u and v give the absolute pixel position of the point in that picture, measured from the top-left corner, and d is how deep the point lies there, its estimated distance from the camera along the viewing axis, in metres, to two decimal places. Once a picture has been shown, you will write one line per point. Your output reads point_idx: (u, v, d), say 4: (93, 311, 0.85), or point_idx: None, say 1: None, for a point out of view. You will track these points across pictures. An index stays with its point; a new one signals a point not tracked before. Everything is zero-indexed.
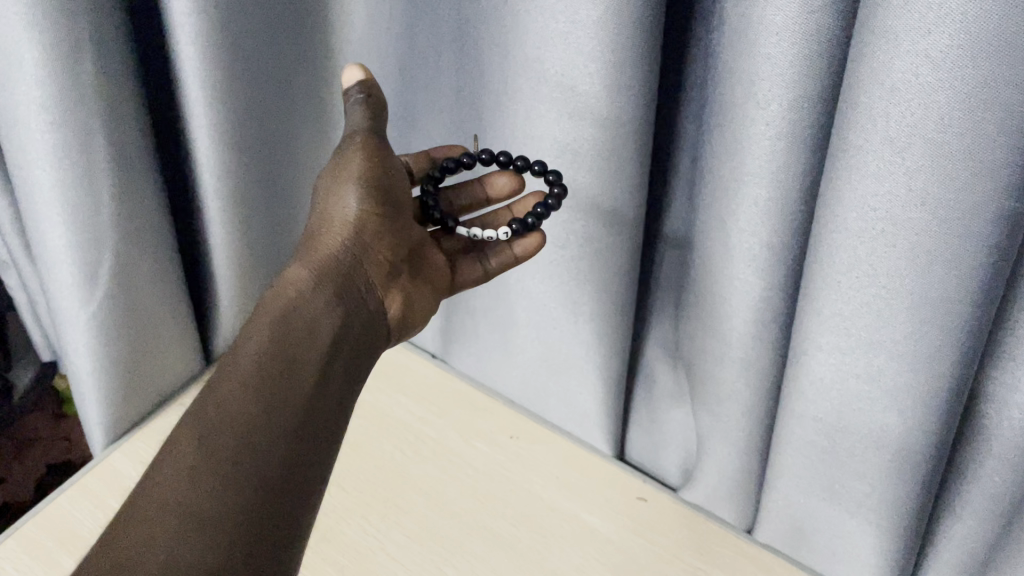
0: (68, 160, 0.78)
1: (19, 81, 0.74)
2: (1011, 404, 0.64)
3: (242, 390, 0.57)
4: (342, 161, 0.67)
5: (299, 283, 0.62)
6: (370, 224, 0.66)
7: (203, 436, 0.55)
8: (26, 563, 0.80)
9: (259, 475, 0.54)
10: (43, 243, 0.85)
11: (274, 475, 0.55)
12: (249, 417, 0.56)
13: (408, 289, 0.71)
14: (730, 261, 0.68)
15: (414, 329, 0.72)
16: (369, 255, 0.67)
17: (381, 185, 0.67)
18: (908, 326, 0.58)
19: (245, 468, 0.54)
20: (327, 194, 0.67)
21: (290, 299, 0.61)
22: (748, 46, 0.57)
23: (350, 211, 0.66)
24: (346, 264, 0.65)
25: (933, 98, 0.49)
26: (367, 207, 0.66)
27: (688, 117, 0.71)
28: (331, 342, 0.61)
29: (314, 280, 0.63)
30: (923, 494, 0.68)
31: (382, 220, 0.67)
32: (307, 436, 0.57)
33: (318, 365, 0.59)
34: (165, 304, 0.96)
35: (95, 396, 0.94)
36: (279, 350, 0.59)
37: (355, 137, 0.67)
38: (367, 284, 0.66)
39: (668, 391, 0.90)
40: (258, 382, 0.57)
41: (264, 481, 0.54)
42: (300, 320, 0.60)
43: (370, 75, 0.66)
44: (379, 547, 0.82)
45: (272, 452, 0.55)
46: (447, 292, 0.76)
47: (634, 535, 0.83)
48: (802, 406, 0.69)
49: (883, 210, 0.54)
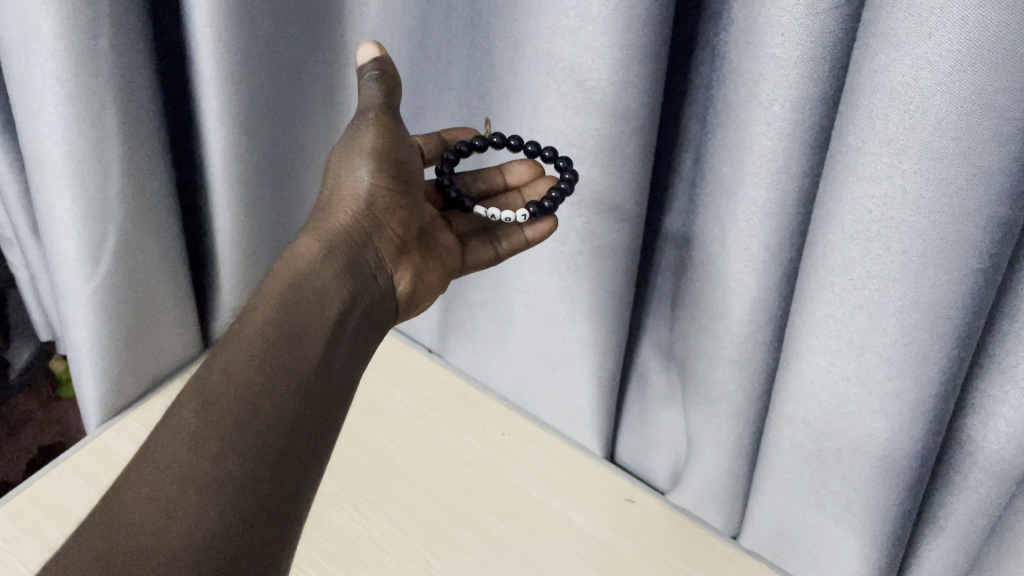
0: (80, 132, 0.80)
1: (36, 52, 0.75)
2: (998, 416, 0.65)
3: (246, 360, 0.57)
4: (355, 136, 0.67)
5: (308, 255, 0.63)
6: (381, 199, 0.67)
7: (206, 402, 0.56)
8: (17, 535, 0.80)
9: (258, 445, 0.55)
10: (49, 215, 0.86)
11: (275, 446, 0.55)
12: (251, 388, 0.56)
13: (418, 266, 0.71)
14: (727, 261, 0.69)
15: (421, 307, 0.73)
16: (377, 233, 0.67)
17: (394, 161, 0.67)
18: (899, 329, 0.59)
19: (247, 437, 0.55)
20: (340, 170, 0.68)
21: (299, 269, 0.62)
22: (754, 47, 0.58)
23: (362, 185, 0.66)
24: (356, 239, 0.66)
25: (930, 102, 0.50)
26: (380, 180, 0.67)
27: (693, 117, 0.72)
28: (338, 315, 0.61)
29: (323, 252, 0.64)
30: (907, 502, 0.69)
31: (394, 196, 0.68)
32: (307, 409, 0.57)
33: (325, 337, 0.60)
34: (167, 283, 0.97)
35: (91, 372, 0.95)
36: (285, 322, 0.59)
37: (368, 114, 0.66)
38: (375, 260, 0.67)
39: (661, 392, 0.90)
40: (259, 353, 0.58)
41: (263, 451, 0.55)
42: (307, 291, 0.61)
43: (386, 53, 0.67)
44: (367, 535, 0.83)
45: (272, 424, 0.56)
46: (456, 274, 0.76)
47: (622, 535, 0.84)
48: (791, 409, 0.69)
49: (878, 211, 0.55)
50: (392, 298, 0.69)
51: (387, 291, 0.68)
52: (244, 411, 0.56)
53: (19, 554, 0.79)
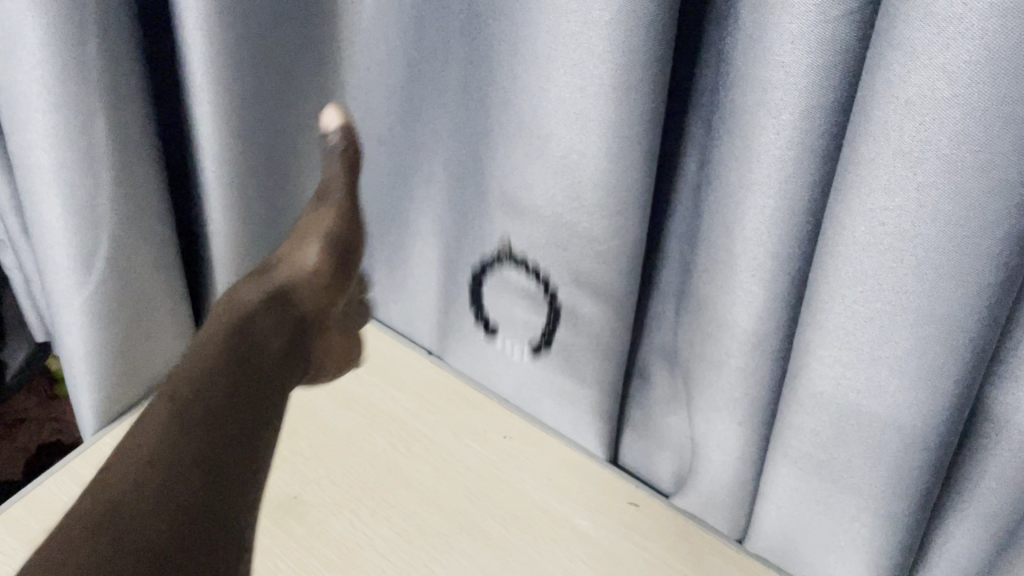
0: (69, 140, 0.78)
1: (22, 59, 0.74)
2: (1012, 425, 0.63)
3: (195, 373, 0.56)
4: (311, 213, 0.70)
5: (241, 293, 0.63)
6: (354, 233, 0.70)
7: (177, 414, 0.55)
8: (14, 547, 0.80)
9: (196, 455, 0.53)
10: (39, 223, 0.84)
11: (228, 470, 0.54)
12: (204, 398, 0.55)
13: (342, 338, 0.73)
14: (733, 268, 0.67)
15: (331, 368, 0.74)
16: (319, 284, 0.67)
17: (354, 202, 0.70)
18: (912, 342, 0.57)
19: (207, 457, 0.53)
20: (288, 243, 0.69)
21: (235, 301, 0.62)
22: (762, 52, 0.56)
23: (338, 215, 0.69)
24: (336, 267, 0.68)
25: (948, 113, 0.48)
26: (351, 216, 0.70)
27: (698, 121, 0.70)
28: (291, 342, 0.63)
29: (309, 271, 0.66)
30: (918, 511, 0.67)
31: (360, 236, 0.71)
32: (242, 426, 0.56)
33: (268, 375, 0.60)
34: (162, 289, 0.95)
35: (86, 379, 0.93)
36: (243, 333, 0.60)
37: (339, 147, 0.69)
38: (316, 306, 0.66)
39: (665, 396, 0.89)
40: (212, 365, 0.57)
41: (201, 463, 0.53)
42: (255, 318, 0.61)
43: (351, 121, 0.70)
44: (367, 543, 0.82)
45: (230, 441, 0.55)
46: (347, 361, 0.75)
47: (624, 540, 0.83)
48: (800, 419, 0.68)
49: (891, 224, 0.53)
50: (321, 351, 0.69)
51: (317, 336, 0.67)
52: (187, 419, 0.54)
53: (15, 564, 0.78)
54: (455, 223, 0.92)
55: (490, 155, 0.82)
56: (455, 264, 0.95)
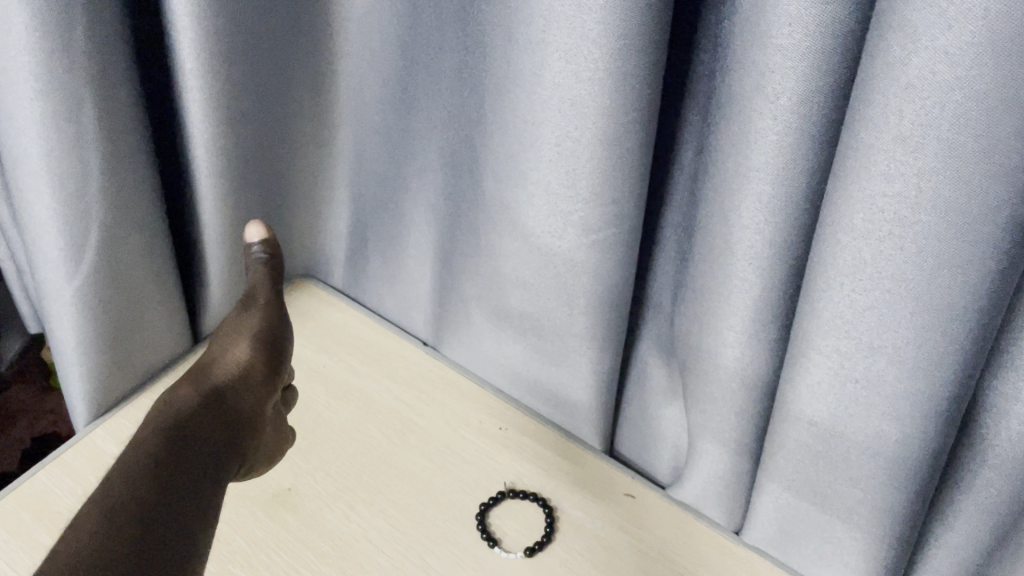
0: (56, 128, 0.76)
1: (8, 45, 0.72)
2: (1011, 415, 0.63)
3: (124, 476, 0.52)
4: (248, 321, 0.74)
5: (179, 398, 0.62)
6: (259, 364, 0.70)
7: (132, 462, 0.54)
8: (6, 541, 0.80)
9: (140, 526, 0.49)
10: (27, 212, 0.83)
11: (183, 493, 0.53)
12: (137, 478, 0.52)
13: (263, 391, 0.68)
14: (730, 257, 0.66)
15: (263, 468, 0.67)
16: (252, 381, 0.68)
17: (277, 329, 0.75)
18: (912, 331, 0.56)
19: (161, 484, 0.52)
20: (222, 348, 0.71)
21: (174, 412, 0.60)
22: (759, 35, 0.55)
23: (241, 354, 0.70)
24: (230, 387, 0.66)
25: (949, 97, 0.47)
26: (264, 347, 0.72)
27: (694, 107, 0.69)
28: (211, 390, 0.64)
29: (246, 364, 0.69)
30: (916, 502, 0.67)
31: (268, 356, 0.72)
32: (183, 508, 0.52)
33: (211, 474, 0.56)
34: (153, 280, 0.94)
35: (76, 371, 0.92)
36: (201, 413, 0.61)
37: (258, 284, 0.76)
38: (248, 405, 0.65)
39: (660, 387, 0.88)
40: (143, 470, 0.53)
41: (146, 533, 0.49)
42: (191, 421, 0.59)
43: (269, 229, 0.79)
44: (362, 536, 0.81)
45: (171, 470, 0.54)
46: (273, 462, 0.69)
47: (620, 531, 0.82)
48: (797, 410, 0.67)
49: (891, 210, 0.52)
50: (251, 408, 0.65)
51: (253, 443, 0.64)
52: (123, 500, 0.50)
53: (6, 557, 0.78)
54: (449, 212, 0.91)
55: (485, 142, 0.80)
56: (450, 253, 0.94)
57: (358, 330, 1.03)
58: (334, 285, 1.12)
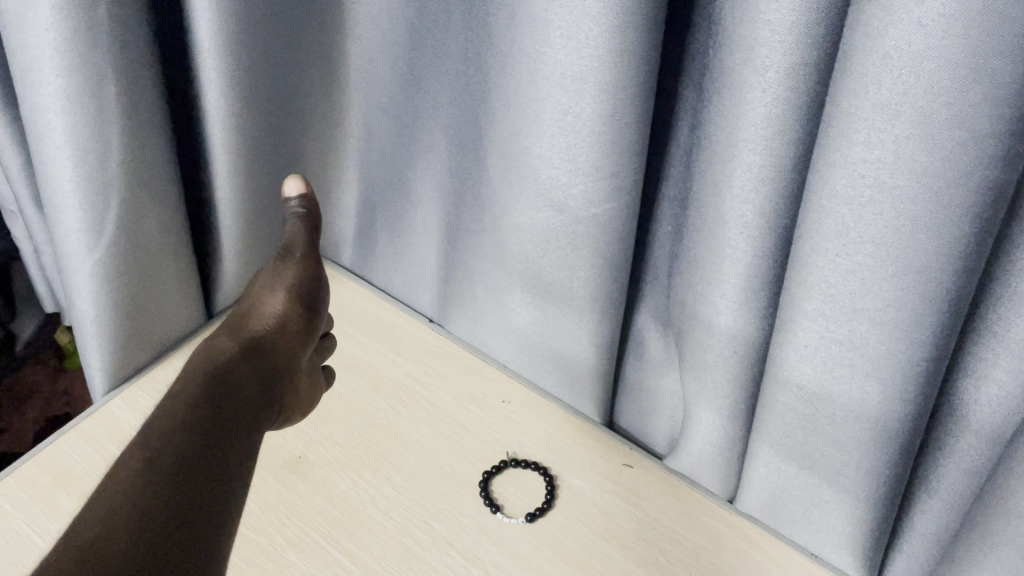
0: (80, 102, 0.80)
1: (36, 23, 0.76)
2: (990, 378, 0.66)
3: (164, 427, 0.54)
4: (283, 277, 0.76)
5: (220, 345, 0.65)
6: (293, 318, 0.72)
7: (173, 416, 0.55)
8: (23, 500, 0.83)
9: (182, 476, 0.51)
10: (50, 186, 0.86)
11: (222, 452, 0.54)
12: (177, 433, 0.54)
13: (294, 345, 0.71)
14: (723, 228, 0.69)
15: (292, 418, 0.71)
16: (289, 331, 0.71)
17: (312, 286, 0.76)
18: (892, 293, 0.59)
19: (201, 443, 0.54)
20: (259, 298, 0.74)
21: (213, 360, 0.62)
22: (749, 11, 0.58)
23: (276, 308, 0.72)
24: (263, 339, 0.68)
25: (923, 66, 0.50)
26: (297, 301, 0.74)
27: (690, 84, 0.72)
28: (245, 344, 0.66)
29: (280, 318, 0.72)
30: (899, 463, 0.70)
31: (304, 312, 0.74)
32: (220, 457, 0.54)
33: (246, 423, 0.58)
34: (170, 255, 0.97)
35: (95, 343, 0.96)
36: (235, 367, 0.63)
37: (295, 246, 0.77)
38: (283, 355, 0.69)
39: (657, 360, 0.91)
40: (184, 421, 0.55)
41: (186, 481, 0.51)
42: (231, 374, 0.61)
43: (308, 185, 0.79)
44: (368, 500, 0.85)
45: (211, 430, 0.55)
46: (305, 412, 0.72)
47: (617, 499, 0.86)
48: (785, 373, 0.70)
49: (871, 176, 0.55)
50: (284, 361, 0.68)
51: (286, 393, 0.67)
52: (163, 451, 0.52)
53: (27, 518, 0.82)
54: (455, 190, 0.95)
55: (490, 120, 0.84)
56: (455, 230, 0.97)
57: (366, 307, 1.07)
58: (342, 264, 1.15)
